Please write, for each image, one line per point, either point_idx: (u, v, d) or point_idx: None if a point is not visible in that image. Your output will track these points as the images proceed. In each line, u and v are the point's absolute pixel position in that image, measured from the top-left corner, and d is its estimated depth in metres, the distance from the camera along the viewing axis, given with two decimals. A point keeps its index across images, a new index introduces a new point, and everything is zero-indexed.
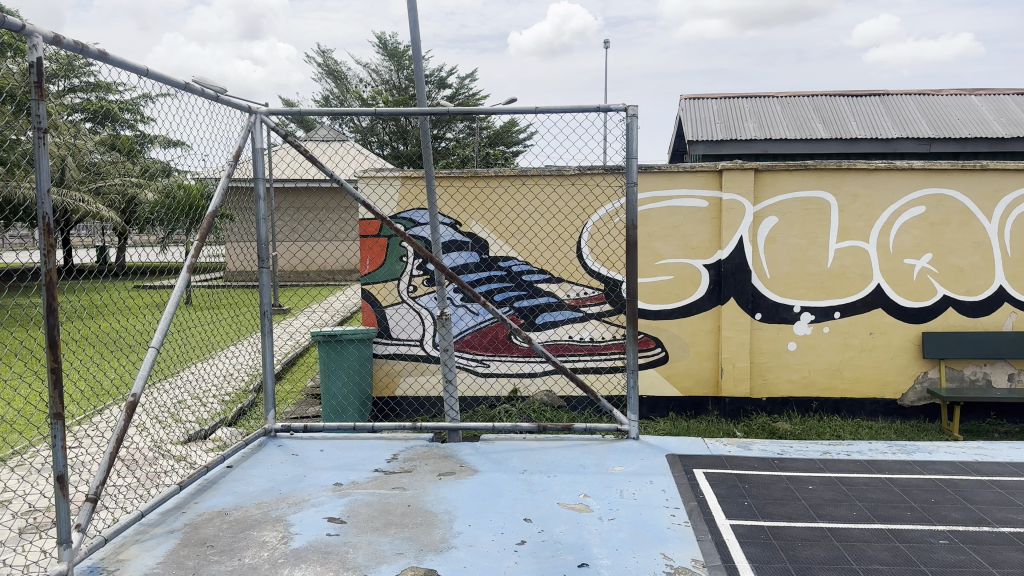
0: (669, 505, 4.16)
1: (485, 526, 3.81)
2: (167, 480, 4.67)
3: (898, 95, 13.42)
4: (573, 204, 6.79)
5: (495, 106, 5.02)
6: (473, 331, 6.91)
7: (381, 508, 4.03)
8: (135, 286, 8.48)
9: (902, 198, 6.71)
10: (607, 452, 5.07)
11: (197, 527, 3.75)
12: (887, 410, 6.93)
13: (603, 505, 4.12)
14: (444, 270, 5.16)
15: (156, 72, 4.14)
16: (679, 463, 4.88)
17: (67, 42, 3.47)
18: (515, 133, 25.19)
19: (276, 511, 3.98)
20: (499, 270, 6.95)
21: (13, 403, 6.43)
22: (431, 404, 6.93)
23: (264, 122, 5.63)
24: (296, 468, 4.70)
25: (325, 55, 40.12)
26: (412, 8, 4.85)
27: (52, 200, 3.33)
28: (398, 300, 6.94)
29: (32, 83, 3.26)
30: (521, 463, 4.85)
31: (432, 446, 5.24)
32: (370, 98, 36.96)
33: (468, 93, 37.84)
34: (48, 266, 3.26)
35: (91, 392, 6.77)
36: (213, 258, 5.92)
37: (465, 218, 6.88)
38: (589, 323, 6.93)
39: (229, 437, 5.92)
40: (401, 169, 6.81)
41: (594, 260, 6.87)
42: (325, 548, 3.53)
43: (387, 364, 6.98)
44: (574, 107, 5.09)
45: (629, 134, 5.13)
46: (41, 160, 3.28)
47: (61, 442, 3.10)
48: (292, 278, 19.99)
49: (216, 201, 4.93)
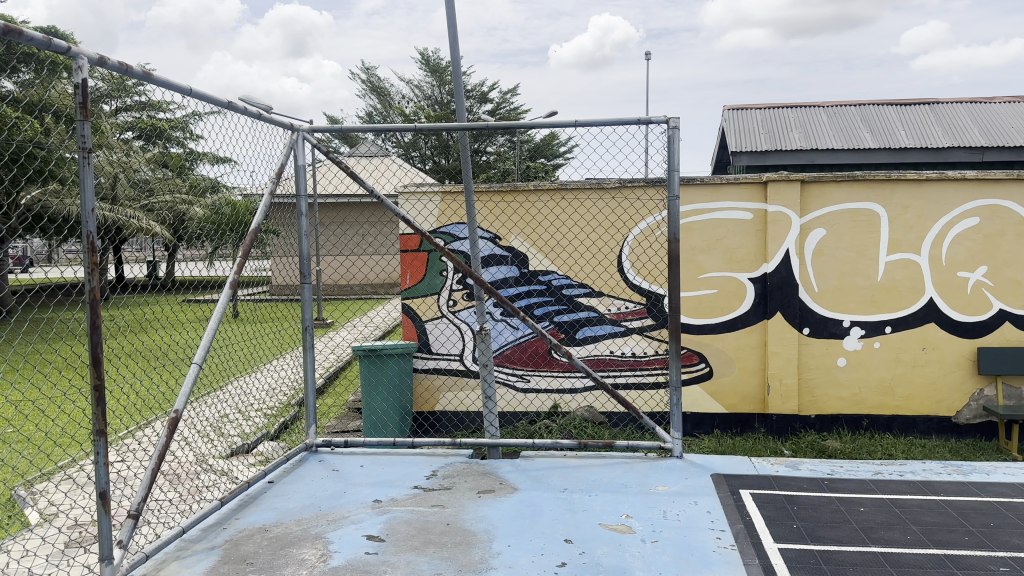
0: (714, 527, 4.04)
1: (525, 547, 3.74)
2: (209, 495, 4.70)
3: (948, 102, 13.07)
4: (614, 218, 6.71)
5: (534, 121, 4.99)
6: (513, 345, 6.88)
7: (420, 526, 3.99)
8: (182, 301, 8.60)
9: (955, 209, 6.49)
10: (649, 470, 4.97)
11: (237, 544, 3.75)
12: (941, 429, 6.68)
13: (646, 526, 4.03)
14: (484, 285, 5.10)
15: (200, 91, 4.19)
16: (724, 482, 4.76)
17: (112, 63, 3.53)
18: (556, 146, 25.22)
19: (315, 528, 3.96)
20: (539, 284, 6.90)
21: (60, 418, 6.56)
22: (470, 419, 6.88)
23: (306, 139, 5.69)
24: (336, 485, 4.69)
25: (368, 71, 40.61)
26: (451, 23, 4.85)
27: (96, 218, 3.36)
28: (438, 315, 6.94)
29: (77, 104, 3.31)
30: (561, 481, 4.77)
31: (472, 462, 5.20)
32: (412, 114, 37.39)
33: (509, 107, 38.04)
34: (93, 284, 3.30)
35: (137, 407, 6.86)
36: (257, 272, 5.96)
37: (505, 232, 6.86)
38: (630, 338, 6.83)
39: (272, 451, 5.96)
40: (440, 184, 6.82)
41: (635, 274, 6.78)
42: (364, 567, 3.50)
43: (427, 379, 6.96)
44: (614, 120, 5.03)
45: (670, 146, 5.04)
46: (85, 179, 3.32)
47: (103, 459, 3.13)
48: (335, 292, 20.27)
49: (261, 216, 4.97)
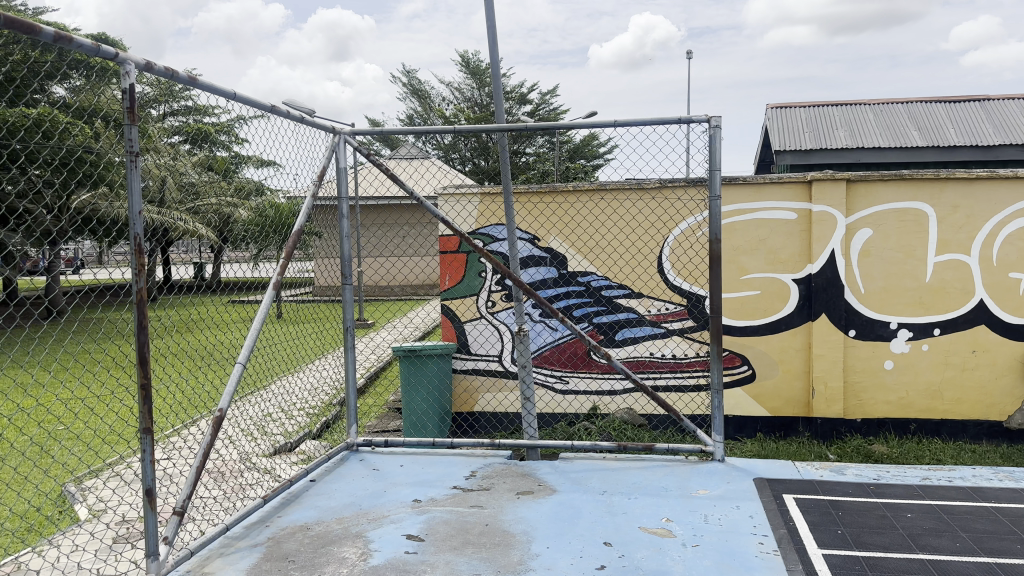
0: (757, 532, 3.97)
1: (564, 549, 3.72)
2: (252, 493, 4.78)
3: (1000, 99, 12.69)
4: (654, 218, 6.65)
5: (573, 121, 4.97)
6: (551, 347, 6.88)
7: (459, 527, 4.00)
8: (227, 302, 8.77)
9: (1007, 208, 6.30)
10: (690, 474, 4.91)
11: (279, 541, 3.80)
12: (993, 434, 6.48)
13: (686, 530, 3.98)
14: (522, 286, 5.08)
15: (244, 95, 4.25)
16: (767, 487, 4.68)
17: (159, 68, 3.60)
18: (596, 147, 25.13)
19: (356, 527, 4.00)
20: (578, 285, 6.87)
21: (109, 417, 6.73)
22: (508, 420, 6.89)
23: (348, 142, 5.75)
24: (376, 484, 4.73)
25: (409, 75, 40.99)
26: (491, 25, 4.86)
27: (143, 220, 3.43)
28: (477, 316, 6.95)
29: (124, 108, 3.38)
30: (601, 483, 4.74)
31: (511, 463, 5.19)
32: (452, 116, 37.62)
33: (549, 108, 38.04)
34: (140, 285, 3.37)
35: (183, 405, 7.01)
36: (299, 273, 6.04)
37: (543, 233, 6.85)
38: (671, 340, 6.76)
39: (314, 450, 6.04)
40: (479, 186, 6.84)
41: (676, 275, 6.71)
42: (404, 567, 3.52)
43: (466, 379, 6.97)
44: (655, 119, 4.98)
45: (712, 146, 4.98)
46: (132, 182, 3.39)
47: (150, 456, 3.19)
48: (375, 293, 20.48)
49: (303, 218, 5.02)
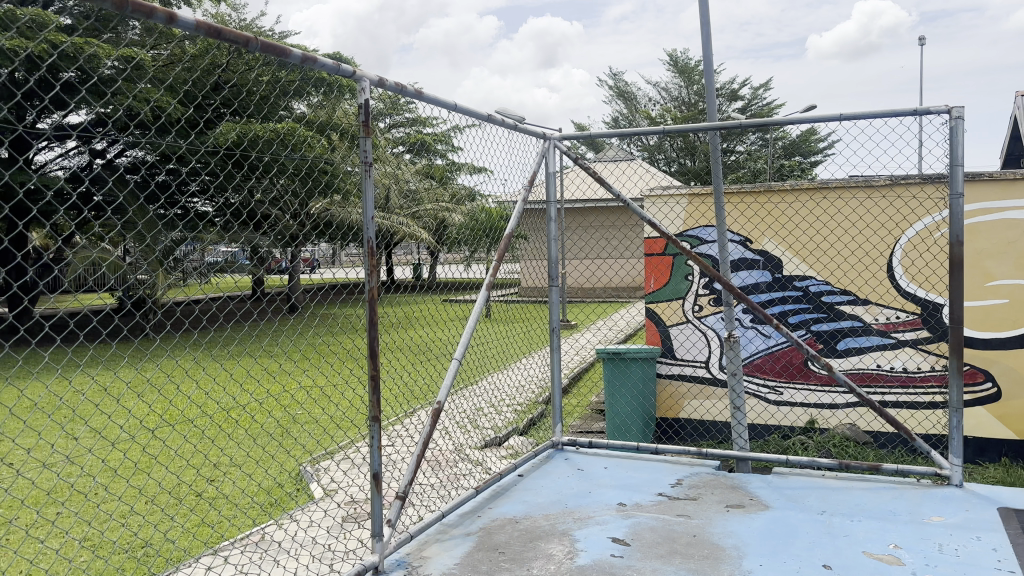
0: (1005, 569, 3.53)
1: (777, 568, 3.54)
2: (465, 484, 5.02)
3: None
4: (883, 219, 6.15)
5: (791, 117, 4.71)
6: (764, 355, 6.57)
7: (666, 534, 3.93)
8: (444, 300, 9.29)
9: None
10: (923, 499, 4.47)
11: (491, 532, 3.95)
12: None
13: (918, 560, 3.62)
14: (734, 291, 4.89)
15: (463, 105, 4.46)
16: (1018, 520, 4.14)
17: (388, 84, 3.89)
18: (812, 143, 23.69)
19: (563, 525, 4.06)
20: (794, 290, 6.50)
21: (342, 406, 7.37)
22: (717, 429, 6.68)
23: (557, 147, 5.86)
24: (582, 484, 4.77)
25: (616, 78, 41.09)
26: (704, 22, 4.74)
27: (375, 225, 3.71)
28: (684, 320, 6.81)
29: (360, 122, 3.69)
30: (819, 502, 4.45)
31: (719, 473, 5.02)
32: (658, 116, 37.16)
33: (761, 104, 36.40)
34: (371, 284, 3.66)
35: (404, 397, 7.51)
36: (509, 274, 6.24)
37: (756, 235, 6.56)
38: (900, 352, 6.20)
39: (521, 446, 6.22)
40: (688, 186, 6.67)
41: (907, 280, 6.15)
42: (609, 569, 3.52)
43: (672, 385, 6.82)
44: (885, 111, 4.60)
45: (954, 137, 4.50)
46: (365, 189, 3.68)
47: (376, 442, 3.44)
48: (579, 294, 20.73)
49: (514, 221, 5.18)
